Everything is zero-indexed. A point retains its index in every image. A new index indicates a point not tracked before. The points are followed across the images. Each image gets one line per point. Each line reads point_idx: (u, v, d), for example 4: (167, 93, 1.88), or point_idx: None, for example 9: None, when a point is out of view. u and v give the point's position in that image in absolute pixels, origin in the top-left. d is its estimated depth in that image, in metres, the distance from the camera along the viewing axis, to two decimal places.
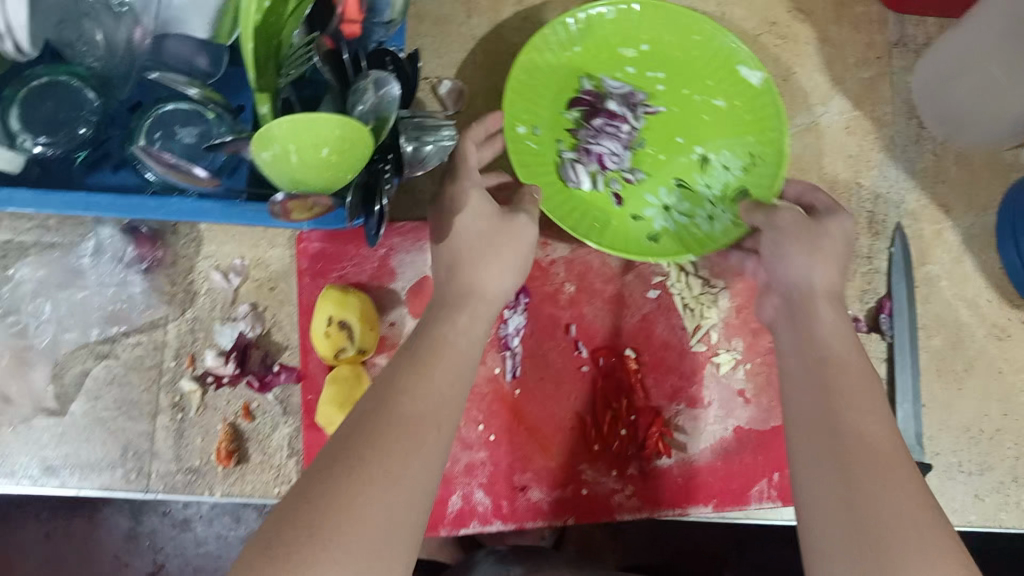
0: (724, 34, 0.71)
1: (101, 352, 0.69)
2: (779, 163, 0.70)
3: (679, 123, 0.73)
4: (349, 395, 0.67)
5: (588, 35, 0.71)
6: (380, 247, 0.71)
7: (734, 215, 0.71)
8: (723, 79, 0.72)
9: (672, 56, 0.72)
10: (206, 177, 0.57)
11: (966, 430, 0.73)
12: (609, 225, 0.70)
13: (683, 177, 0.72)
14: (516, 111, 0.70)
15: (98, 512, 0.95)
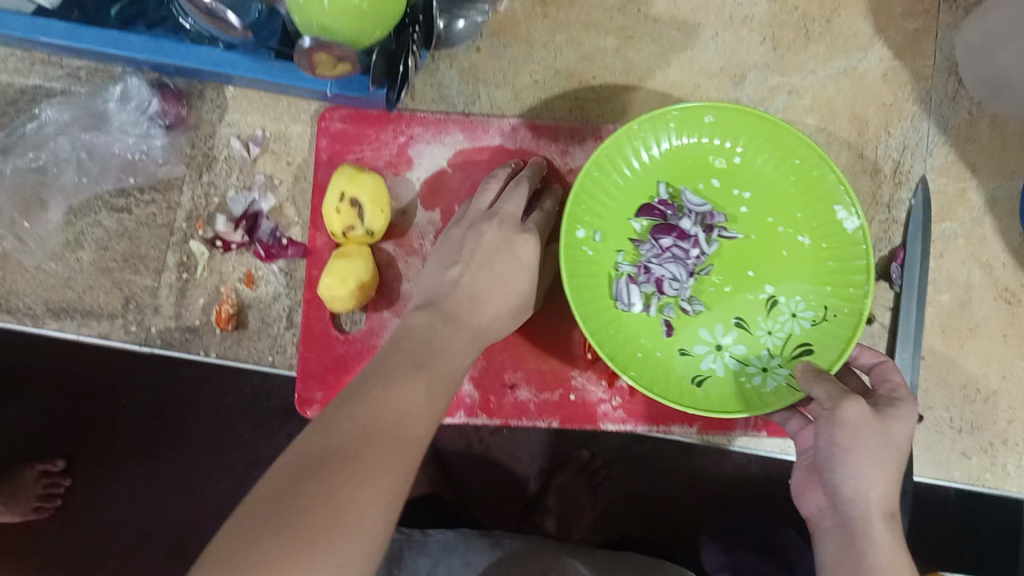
0: (826, 165, 0.63)
1: (115, 204, 0.70)
2: (853, 330, 0.61)
3: (754, 256, 0.66)
4: (352, 272, 0.66)
5: (677, 133, 0.65)
6: (401, 134, 0.71)
7: (790, 375, 0.63)
8: (814, 214, 0.65)
9: (761, 180, 0.66)
10: (241, 28, 0.56)
11: (962, 388, 0.74)
12: (653, 356, 0.64)
13: (744, 315, 0.66)
14: (579, 213, 0.64)
15: (88, 407, 0.93)
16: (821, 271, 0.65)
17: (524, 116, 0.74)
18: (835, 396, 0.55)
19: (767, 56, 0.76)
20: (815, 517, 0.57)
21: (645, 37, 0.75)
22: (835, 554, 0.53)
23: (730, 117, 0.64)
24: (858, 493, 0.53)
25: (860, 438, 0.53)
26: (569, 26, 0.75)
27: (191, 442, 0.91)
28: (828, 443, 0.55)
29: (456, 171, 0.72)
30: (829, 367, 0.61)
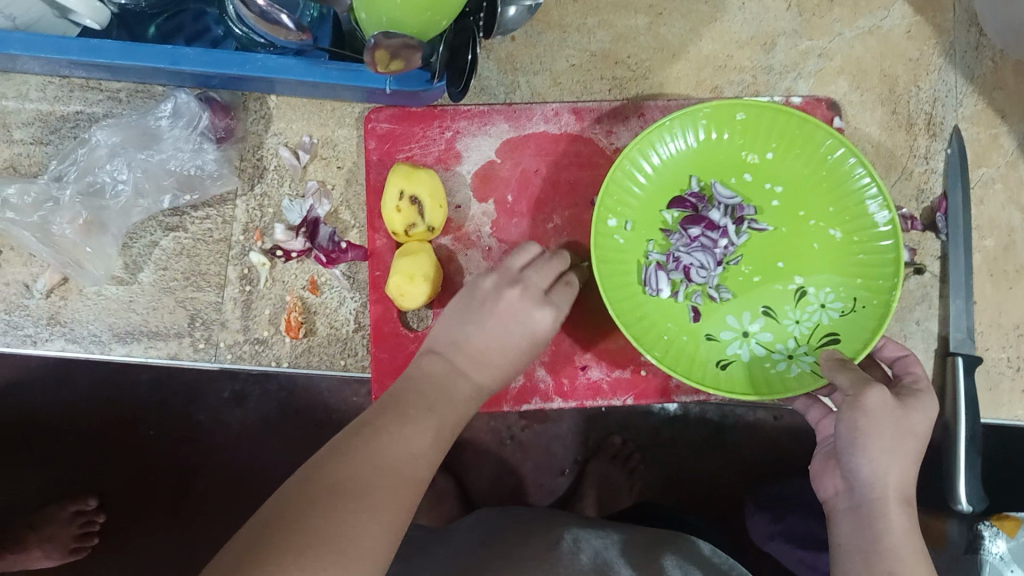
0: (858, 162, 0.63)
1: (169, 224, 0.70)
2: (880, 320, 0.61)
3: (785, 248, 0.66)
4: (420, 266, 0.66)
5: (713, 128, 0.65)
6: (447, 129, 0.71)
7: (815, 363, 0.63)
8: (845, 208, 0.64)
9: (792, 173, 0.66)
10: (296, 28, 0.59)
11: (1016, 328, 0.76)
12: (677, 340, 0.65)
13: (773, 305, 0.66)
14: (609, 203, 0.65)
15: (136, 422, 0.96)
16: (850, 263, 0.64)
17: (565, 100, 0.75)
18: (858, 383, 0.55)
19: (794, 22, 0.77)
20: (832, 500, 0.58)
21: (675, 13, 0.76)
22: (851, 536, 0.55)
23: (764, 112, 0.64)
24: (876, 479, 0.54)
25: (879, 426, 0.54)
26: (599, 8, 0.76)
27: (229, 460, 0.98)
28: (847, 428, 0.55)
29: (505, 160, 0.72)
30: (852, 356, 0.62)
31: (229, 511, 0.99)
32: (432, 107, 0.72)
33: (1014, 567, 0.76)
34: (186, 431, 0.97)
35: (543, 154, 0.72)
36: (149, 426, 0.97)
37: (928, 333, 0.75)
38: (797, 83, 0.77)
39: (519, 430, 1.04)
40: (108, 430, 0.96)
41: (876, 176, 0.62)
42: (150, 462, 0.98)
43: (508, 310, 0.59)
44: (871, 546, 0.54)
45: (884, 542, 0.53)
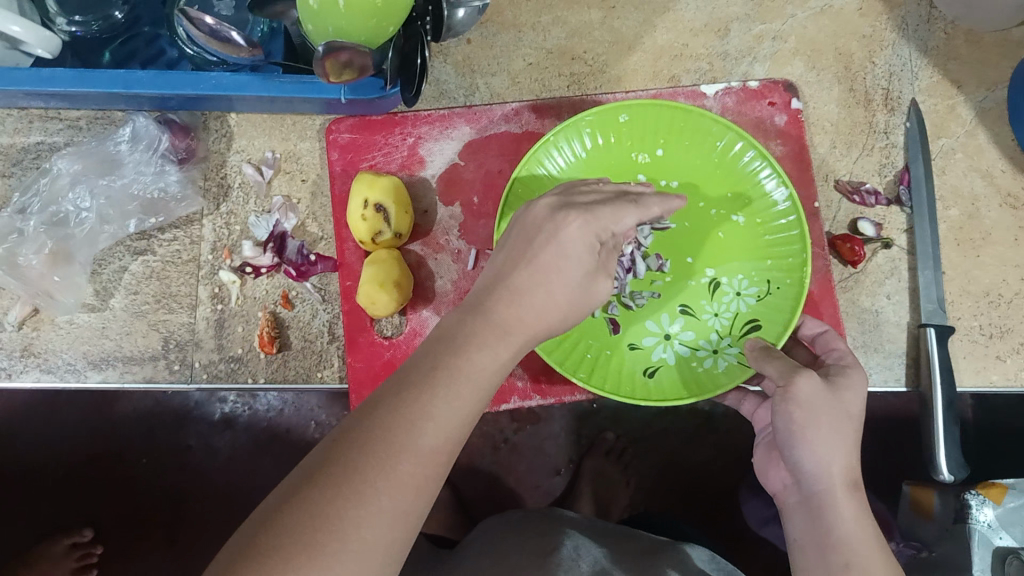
0: (743, 146, 0.66)
1: (138, 248, 0.70)
2: (795, 298, 0.64)
3: (691, 242, 0.68)
4: (387, 274, 0.66)
5: (602, 133, 0.67)
6: (409, 136, 0.72)
7: (740, 353, 0.65)
8: (742, 194, 0.67)
9: (685, 167, 0.68)
10: (246, 44, 0.59)
11: (986, 295, 0.76)
12: (603, 356, 0.67)
13: (688, 302, 0.68)
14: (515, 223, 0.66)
15: (123, 451, 0.96)
16: (756, 247, 0.67)
17: (524, 98, 0.75)
18: (787, 372, 0.55)
19: (747, 7, 0.78)
20: (782, 493, 0.57)
21: (628, 5, 0.77)
22: (804, 530, 0.54)
23: (645, 111, 0.66)
24: (821, 470, 0.53)
25: (814, 414, 0.53)
26: (552, 6, 0.76)
27: (217, 487, 0.98)
28: (784, 422, 0.54)
29: (469, 162, 0.72)
30: (774, 341, 0.64)
31: (223, 533, 0.99)
32: (393, 115, 0.72)
33: (1003, 533, 0.75)
34: (176, 457, 0.96)
35: (506, 154, 0.73)
36: (134, 454, 0.96)
37: (899, 306, 0.76)
38: (753, 67, 0.77)
39: (511, 433, 1.05)
40: (97, 460, 0.96)
41: (768, 157, 0.65)
42: (139, 490, 0.97)
43: (554, 239, 0.50)
44: (825, 539, 0.52)
45: (836, 533, 0.52)
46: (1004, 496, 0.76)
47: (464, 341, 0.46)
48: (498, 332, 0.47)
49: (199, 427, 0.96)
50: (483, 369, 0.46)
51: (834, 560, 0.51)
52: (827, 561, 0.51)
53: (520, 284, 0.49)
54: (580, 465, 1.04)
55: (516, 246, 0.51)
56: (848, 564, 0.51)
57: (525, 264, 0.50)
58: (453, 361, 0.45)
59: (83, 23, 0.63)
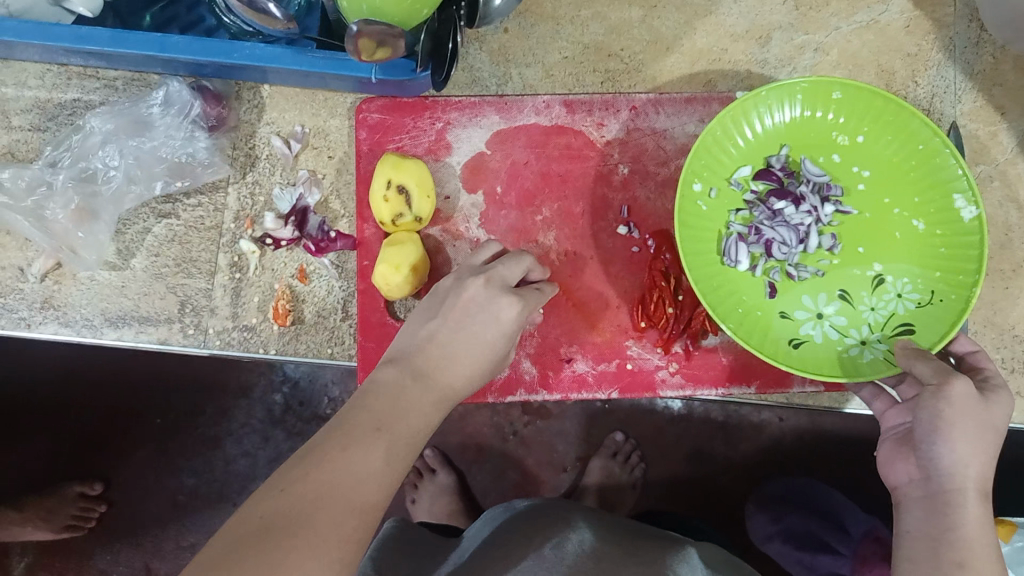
0: (949, 153, 0.62)
1: (162, 211, 0.71)
2: (958, 314, 0.61)
3: (868, 232, 0.65)
4: (404, 255, 0.66)
5: (811, 105, 0.65)
6: (437, 120, 0.72)
7: (889, 350, 0.63)
8: (932, 199, 0.64)
9: (882, 160, 0.65)
10: (283, 18, 0.59)
11: (1011, 328, 0.74)
12: (752, 313, 0.65)
13: (848, 289, 0.66)
14: (697, 171, 0.65)
15: (126, 428, 1.01)
16: (929, 255, 0.64)
17: (556, 92, 0.75)
18: (941, 372, 0.54)
19: (790, 16, 0.76)
20: (903, 487, 0.56)
21: (669, 5, 0.76)
22: (921, 523, 0.53)
23: (863, 94, 0.63)
24: (955, 469, 0.52)
25: (962, 415, 0.52)
26: (593, 0, 0.76)
27: (228, 455, 1.01)
28: (929, 417, 0.53)
29: (495, 151, 0.72)
30: (928, 346, 0.61)
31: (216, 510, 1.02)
32: (423, 98, 0.72)
33: None
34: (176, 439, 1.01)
35: (533, 146, 0.73)
36: (138, 431, 1.01)
37: None
38: (792, 77, 0.76)
39: (520, 426, 1.06)
40: (103, 433, 1.01)
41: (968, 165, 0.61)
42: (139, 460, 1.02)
43: (472, 302, 0.58)
44: (941, 535, 0.52)
45: (955, 533, 0.51)
46: (1011, 535, 0.79)
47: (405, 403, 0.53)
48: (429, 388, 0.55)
49: (217, 397, 1.00)
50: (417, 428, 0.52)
51: (948, 561, 0.51)
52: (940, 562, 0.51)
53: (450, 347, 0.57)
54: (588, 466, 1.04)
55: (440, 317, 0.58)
56: (961, 564, 0.50)
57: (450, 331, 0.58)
58: (395, 423, 0.51)
59: None
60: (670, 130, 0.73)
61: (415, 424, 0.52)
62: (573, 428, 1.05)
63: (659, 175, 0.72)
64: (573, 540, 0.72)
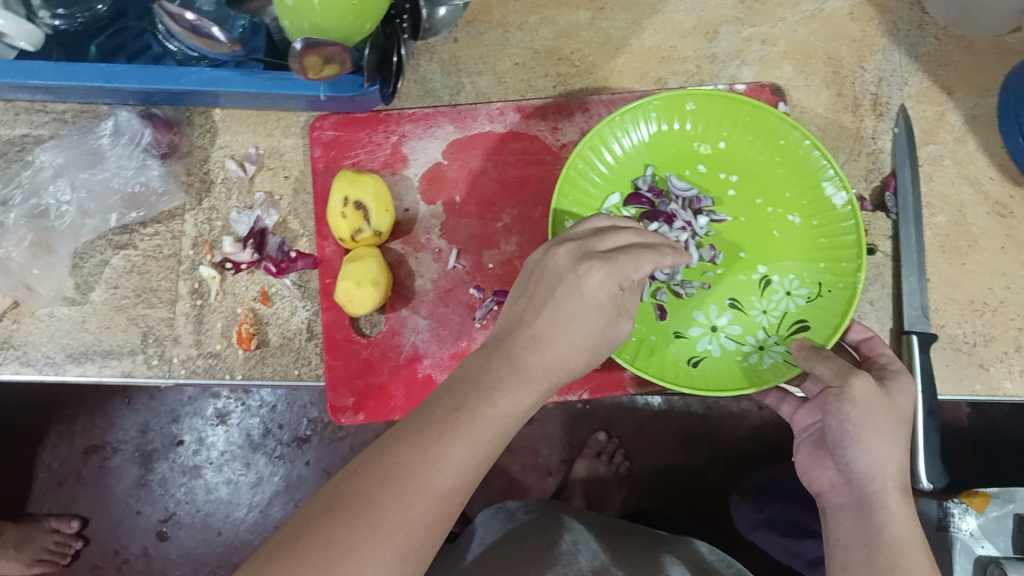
0: (807, 145, 0.66)
1: (119, 242, 0.70)
2: (848, 303, 0.63)
3: (747, 236, 0.68)
4: (366, 270, 0.66)
5: (666, 120, 0.68)
6: (392, 134, 0.72)
7: (787, 352, 0.65)
8: (803, 192, 0.67)
9: (748, 163, 0.68)
10: (226, 40, 0.59)
11: (971, 303, 0.75)
12: (648, 340, 0.67)
13: (739, 296, 0.68)
14: (568, 204, 0.67)
15: (110, 461, 1.09)
16: (811, 248, 0.67)
17: (509, 99, 0.75)
18: (842, 373, 0.56)
19: (737, 10, 0.77)
20: (827, 493, 0.58)
21: (617, 6, 0.76)
22: (851, 530, 0.54)
23: (711, 102, 0.67)
24: (874, 469, 0.54)
25: (874, 416, 0.54)
26: (541, 5, 0.76)
27: (210, 483, 1.10)
28: (838, 420, 0.55)
29: (452, 161, 0.73)
30: (824, 343, 0.63)
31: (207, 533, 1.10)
32: (377, 112, 0.73)
33: (984, 543, 0.81)
34: (159, 470, 1.09)
35: (489, 154, 0.73)
36: (121, 463, 1.10)
37: (882, 313, 0.75)
38: (742, 70, 0.77)
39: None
40: (91, 474, 1.10)
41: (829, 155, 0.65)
42: (125, 492, 1.09)
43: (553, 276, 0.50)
44: (873, 541, 0.53)
45: (885, 535, 0.52)
46: (987, 505, 0.81)
47: (489, 383, 0.47)
48: (521, 378, 0.47)
49: (197, 432, 1.09)
50: (505, 415, 0.46)
51: (882, 562, 0.51)
52: (873, 563, 0.51)
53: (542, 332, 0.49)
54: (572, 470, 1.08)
55: (536, 294, 0.50)
56: (895, 566, 0.51)
57: (543, 309, 0.49)
58: (478, 406, 0.46)
59: (67, 15, 0.63)
60: None
61: (503, 412, 0.46)
62: (556, 431, 1.10)
63: None
64: (569, 543, 0.76)
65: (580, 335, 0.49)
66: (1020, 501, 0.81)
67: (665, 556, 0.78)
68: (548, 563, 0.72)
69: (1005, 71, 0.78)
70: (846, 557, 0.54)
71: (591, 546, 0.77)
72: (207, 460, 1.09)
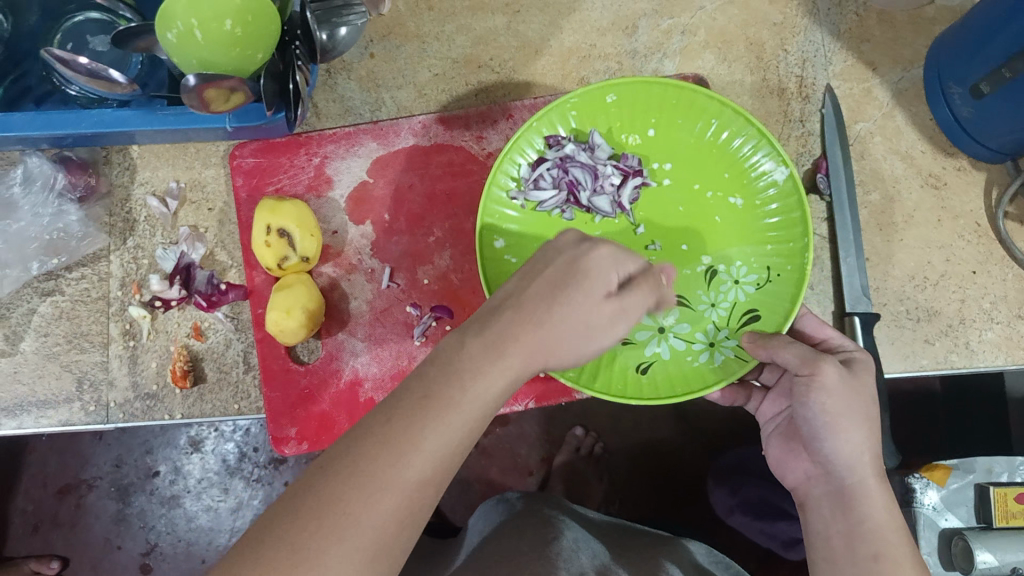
0: (745, 125, 0.64)
1: (45, 288, 0.69)
2: (798, 285, 0.63)
3: (686, 228, 0.67)
4: (296, 297, 0.66)
5: (588, 111, 0.66)
6: (314, 156, 0.71)
7: (738, 346, 0.64)
8: (741, 172, 0.66)
9: (679, 148, 0.67)
10: (124, 81, 0.58)
11: (911, 278, 0.75)
12: (595, 352, 0.65)
13: (683, 292, 0.67)
14: (493, 216, 0.66)
15: (85, 500, 1.08)
16: (757, 231, 0.66)
17: (431, 111, 0.74)
18: (808, 360, 0.55)
19: (654, 2, 0.76)
20: (803, 486, 0.58)
21: (531, 8, 0.75)
22: (832, 522, 0.54)
23: (633, 90, 0.65)
24: (855, 458, 0.54)
25: (849, 409, 0.54)
26: (455, 13, 0.75)
27: (190, 512, 1.08)
28: (817, 411, 0.55)
29: (377, 179, 0.72)
30: (777, 329, 0.63)
31: (193, 561, 1.10)
32: (297, 135, 0.71)
33: (948, 515, 0.81)
34: (136, 504, 1.08)
35: (415, 168, 0.72)
36: (96, 500, 1.09)
37: (823, 298, 0.75)
38: (664, 63, 0.76)
39: (480, 437, 1.09)
40: (68, 512, 1.09)
41: (752, 139, 0.65)
42: (102, 529, 1.09)
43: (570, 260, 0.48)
44: (856, 529, 0.52)
45: (868, 524, 0.52)
46: (948, 477, 0.80)
47: (462, 365, 0.43)
48: (496, 352, 0.44)
49: (168, 460, 1.08)
50: None
51: (864, 552, 0.51)
52: (856, 553, 0.51)
53: (530, 305, 0.46)
54: (552, 464, 1.09)
55: (553, 274, 0.47)
56: (879, 553, 0.51)
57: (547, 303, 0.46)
58: None
59: None
60: None
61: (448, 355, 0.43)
62: (532, 430, 1.10)
63: None
64: (570, 539, 0.76)
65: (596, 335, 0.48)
66: (979, 470, 0.80)
67: (664, 559, 0.78)
68: (550, 556, 0.71)
69: (927, 42, 0.77)
70: (833, 554, 0.53)
71: (591, 545, 0.77)
72: (184, 489, 1.08)
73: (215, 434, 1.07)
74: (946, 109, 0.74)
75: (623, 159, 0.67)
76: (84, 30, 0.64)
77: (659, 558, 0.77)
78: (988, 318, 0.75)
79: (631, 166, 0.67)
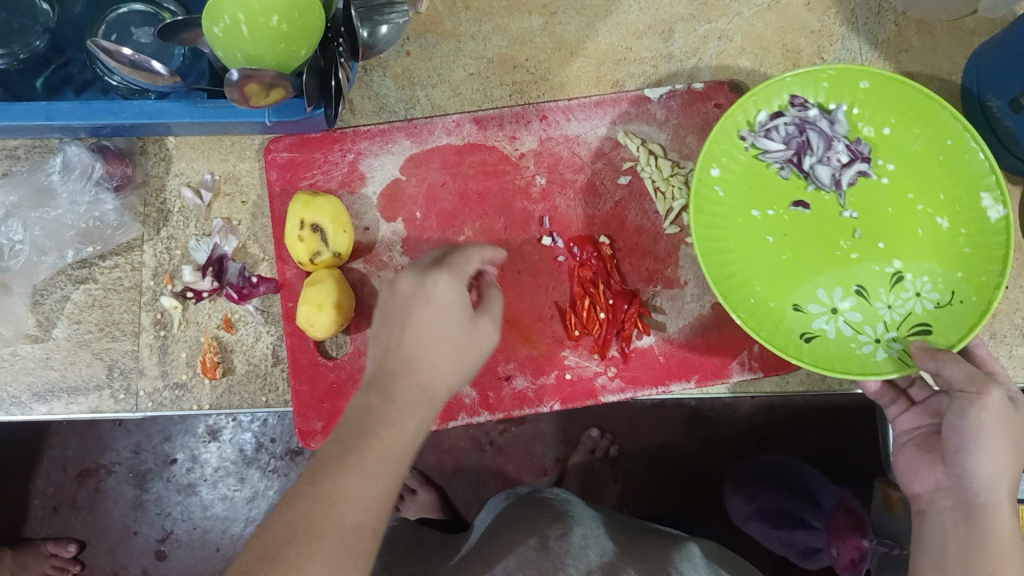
0: (972, 150, 0.65)
1: (79, 276, 0.70)
2: (980, 317, 0.62)
3: (890, 228, 0.67)
4: (328, 292, 0.66)
5: (842, 92, 0.67)
6: (348, 152, 0.72)
7: (904, 350, 0.64)
8: (958, 197, 0.66)
9: (907, 154, 0.67)
10: (166, 73, 0.58)
11: None
12: (763, 305, 0.66)
13: (865, 284, 0.66)
14: (715, 153, 0.66)
15: (103, 485, 1.09)
16: (951, 255, 0.65)
17: (465, 110, 0.74)
18: (976, 379, 0.55)
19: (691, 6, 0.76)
20: None
21: (568, 10, 0.75)
22: None
23: (889, 84, 0.65)
24: None
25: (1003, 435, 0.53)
26: (492, 13, 0.75)
27: (206, 499, 1.10)
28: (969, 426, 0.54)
29: (410, 177, 0.72)
30: (948, 346, 0.62)
31: (207, 549, 1.11)
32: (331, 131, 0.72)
33: None
34: (153, 490, 1.09)
35: (448, 167, 0.73)
36: (115, 485, 1.10)
37: None
38: (699, 68, 0.76)
39: (497, 436, 1.09)
40: (84, 496, 1.10)
41: (990, 158, 0.64)
42: (119, 514, 1.10)
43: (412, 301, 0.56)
44: None
45: None
46: None
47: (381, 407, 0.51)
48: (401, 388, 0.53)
49: (187, 448, 1.09)
50: None
51: None
52: None
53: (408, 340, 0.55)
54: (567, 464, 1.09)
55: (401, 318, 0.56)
56: None
57: (403, 331, 0.54)
58: None
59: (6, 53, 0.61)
60: (583, 135, 0.73)
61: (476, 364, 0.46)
62: (549, 429, 1.10)
63: (576, 181, 0.73)
64: (579, 536, 0.75)
65: (454, 371, 0.55)
66: None
67: (674, 552, 0.77)
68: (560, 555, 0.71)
69: (966, 54, 0.76)
70: None
71: (601, 542, 0.76)
72: (201, 477, 1.09)
73: (233, 422, 1.09)
74: (982, 122, 0.72)
75: (855, 144, 0.67)
76: (126, 22, 0.64)
77: (669, 552, 0.76)
78: (1018, 334, 0.74)
79: (858, 153, 0.67)
